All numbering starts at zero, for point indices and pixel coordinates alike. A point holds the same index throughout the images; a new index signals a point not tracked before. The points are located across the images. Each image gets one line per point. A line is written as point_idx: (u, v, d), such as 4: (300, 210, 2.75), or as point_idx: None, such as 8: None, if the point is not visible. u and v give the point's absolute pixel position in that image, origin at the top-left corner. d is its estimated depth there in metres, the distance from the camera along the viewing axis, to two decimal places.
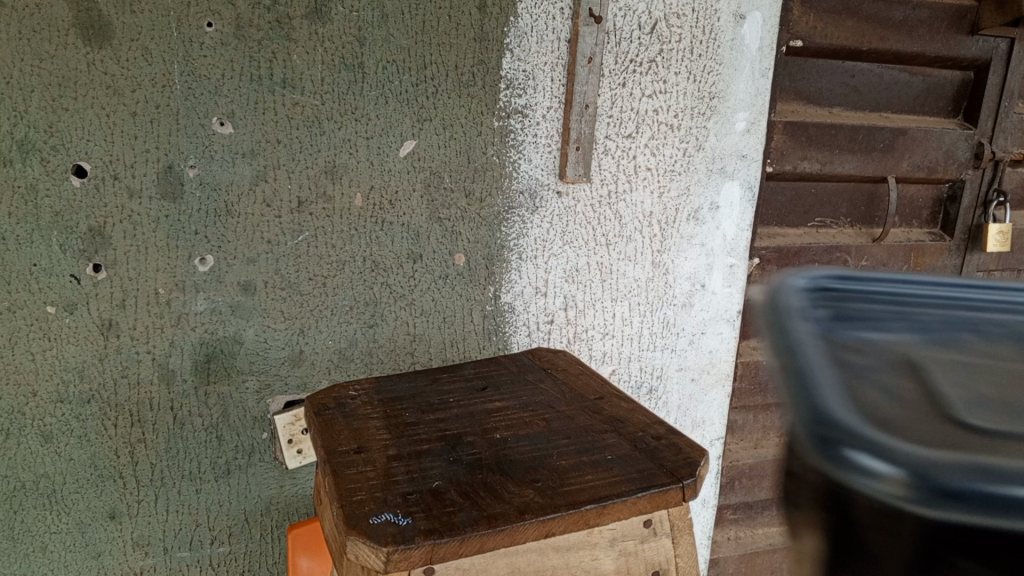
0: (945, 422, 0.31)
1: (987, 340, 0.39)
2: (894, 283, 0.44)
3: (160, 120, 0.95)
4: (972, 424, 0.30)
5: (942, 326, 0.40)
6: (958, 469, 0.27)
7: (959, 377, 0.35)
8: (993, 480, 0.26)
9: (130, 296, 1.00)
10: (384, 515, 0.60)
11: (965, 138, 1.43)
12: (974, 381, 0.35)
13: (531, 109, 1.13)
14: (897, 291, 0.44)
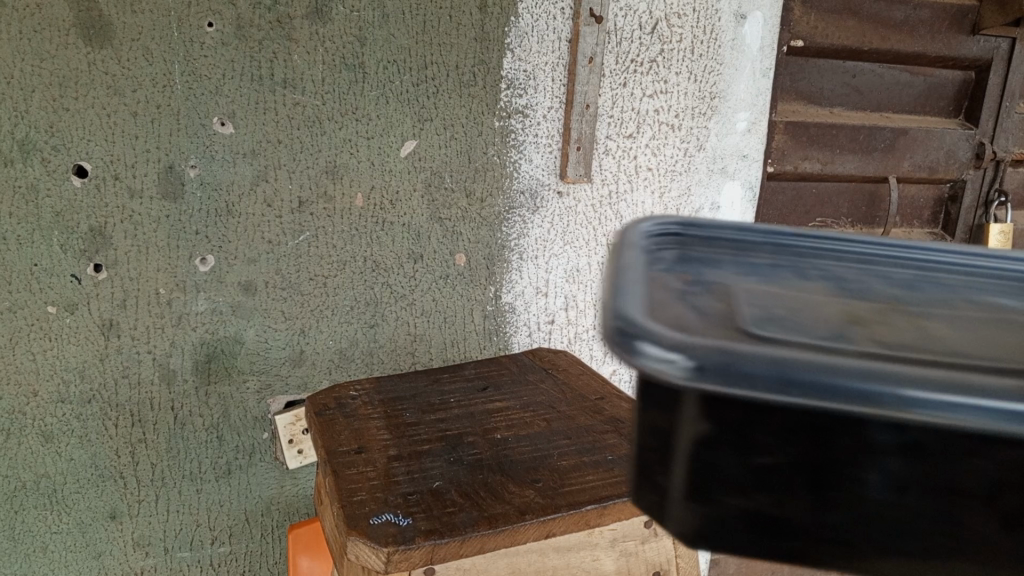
0: (718, 321, 0.29)
1: (813, 280, 0.37)
2: (735, 231, 0.42)
3: (161, 120, 0.95)
4: (752, 322, 0.29)
5: (775, 269, 0.38)
6: (699, 350, 0.25)
7: (757, 295, 0.33)
8: (734, 367, 0.24)
9: (131, 296, 1.00)
10: (384, 515, 0.60)
11: (966, 138, 1.43)
12: (773, 299, 0.33)
13: (531, 109, 1.13)
14: (736, 238, 0.42)
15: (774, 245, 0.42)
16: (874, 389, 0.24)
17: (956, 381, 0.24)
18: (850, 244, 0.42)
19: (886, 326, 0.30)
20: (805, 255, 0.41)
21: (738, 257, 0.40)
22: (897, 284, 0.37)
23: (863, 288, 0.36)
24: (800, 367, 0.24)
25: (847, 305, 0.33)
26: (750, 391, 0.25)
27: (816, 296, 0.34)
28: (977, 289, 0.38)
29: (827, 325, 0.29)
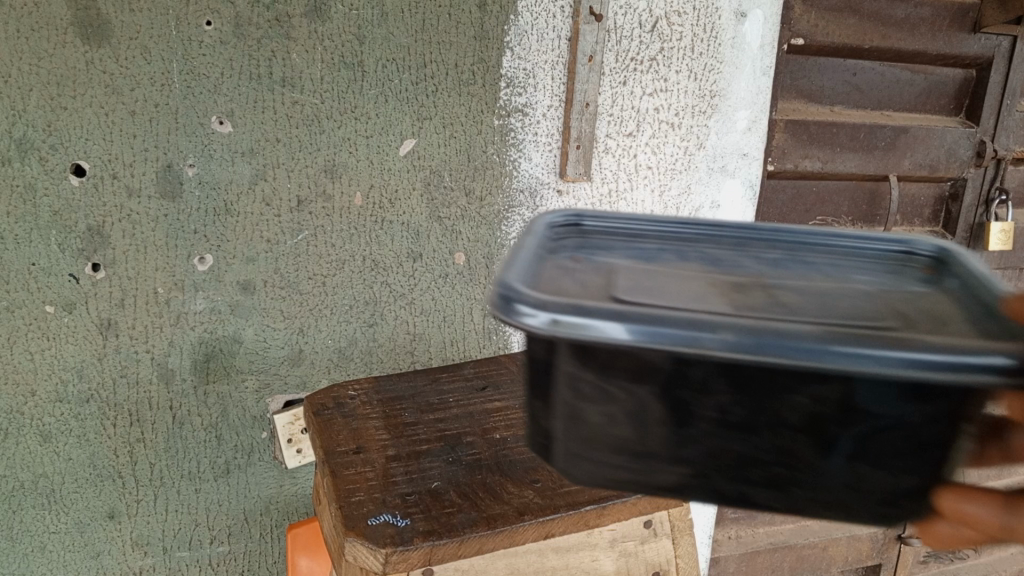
0: (595, 289, 0.44)
1: (682, 260, 0.52)
2: (633, 228, 0.59)
3: (158, 119, 0.95)
4: (618, 289, 0.44)
5: (656, 254, 0.54)
6: (569, 309, 0.39)
7: (643, 272, 0.49)
8: (585, 319, 0.38)
9: (129, 296, 1.00)
10: (382, 516, 0.60)
11: (967, 136, 1.42)
12: (655, 275, 0.48)
13: (531, 107, 1.13)
14: (633, 233, 0.59)
15: (663, 236, 0.58)
16: (684, 332, 0.37)
17: (740, 326, 0.37)
18: (724, 227, 0.58)
19: (726, 290, 0.45)
20: (694, 244, 0.57)
21: (640, 249, 0.55)
22: (757, 262, 0.53)
23: (728, 266, 0.51)
24: (635, 318, 0.38)
25: (708, 278, 0.47)
26: (601, 335, 0.38)
27: (686, 272, 0.49)
28: (819, 263, 0.53)
29: (679, 290, 0.44)
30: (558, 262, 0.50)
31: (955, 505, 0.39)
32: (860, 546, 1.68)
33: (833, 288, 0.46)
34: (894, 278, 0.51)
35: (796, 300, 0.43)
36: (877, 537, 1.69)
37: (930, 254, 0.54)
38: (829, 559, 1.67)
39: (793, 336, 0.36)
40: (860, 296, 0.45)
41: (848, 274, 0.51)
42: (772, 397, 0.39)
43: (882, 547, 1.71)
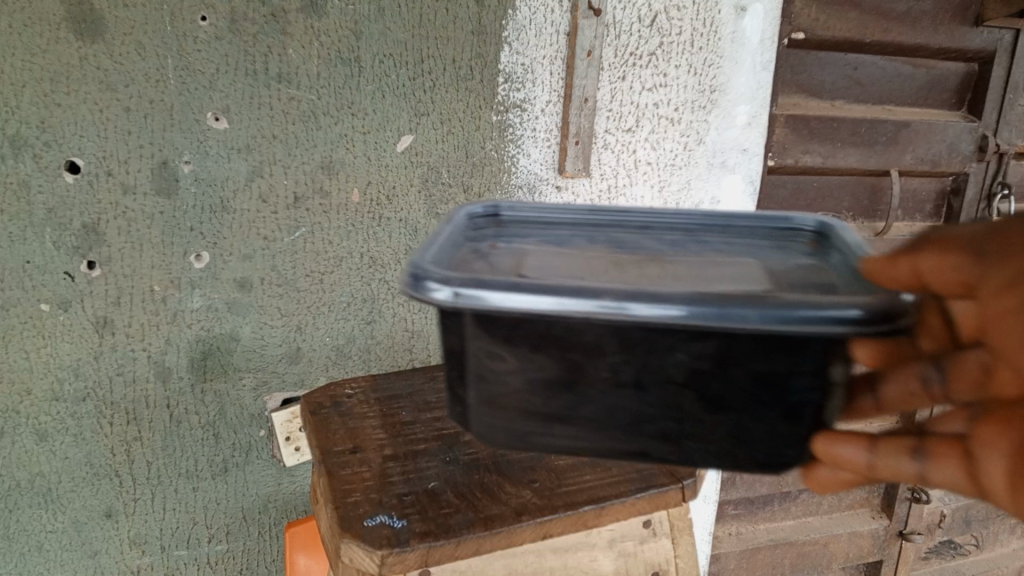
0: (504, 269, 0.55)
1: (588, 244, 0.65)
2: (549, 219, 0.71)
3: (154, 115, 0.94)
4: (523, 268, 0.55)
5: (567, 240, 0.66)
6: (471, 283, 0.48)
7: (558, 252, 0.61)
8: (484, 289, 0.48)
9: (125, 294, 0.99)
10: (379, 517, 0.59)
11: (969, 130, 1.41)
12: (567, 255, 0.60)
13: (529, 103, 1.12)
14: (548, 222, 0.71)
15: (575, 225, 0.70)
16: (572, 297, 0.47)
17: (619, 292, 0.47)
18: (628, 216, 0.71)
19: (621, 265, 0.57)
20: (604, 229, 0.70)
21: (554, 237, 0.67)
22: (659, 243, 0.66)
23: (631, 247, 0.64)
24: (530, 289, 0.48)
25: (610, 257, 0.60)
26: (497, 300, 0.48)
27: (594, 253, 0.61)
28: (712, 243, 0.67)
29: (581, 267, 0.57)
30: (484, 248, 0.62)
31: (829, 448, 0.46)
32: (860, 542, 1.67)
33: (711, 262, 0.59)
34: (772, 251, 0.63)
35: (675, 271, 0.56)
36: (878, 534, 1.68)
37: (811, 227, 0.67)
38: (829, 555, 1.66)
39: (663, 300, 0.46)
40: (733, 267, 0.57)
41: (734, 250, 0.63)
42: (656, 357, 0.48)
43: (883, 543, 1.70)
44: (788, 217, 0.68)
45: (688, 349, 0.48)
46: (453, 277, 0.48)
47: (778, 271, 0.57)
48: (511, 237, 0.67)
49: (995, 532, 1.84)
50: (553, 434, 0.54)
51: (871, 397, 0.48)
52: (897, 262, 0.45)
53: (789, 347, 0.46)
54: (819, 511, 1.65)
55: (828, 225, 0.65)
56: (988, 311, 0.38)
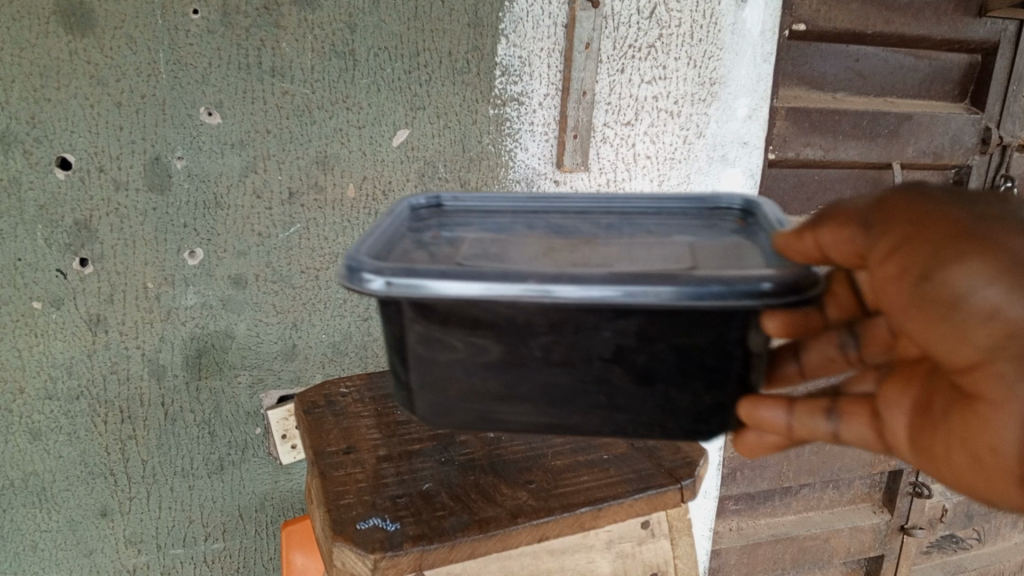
0: (440, 259, 0.57)
1: (527, 229, 0.66)
2: (491, 203, 0.72)
3: (145, 110, 0.93)
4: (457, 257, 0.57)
5: (507, 225, 0.68)
6: (402, 273, 0.49)
7: (490, 241, 0.62)
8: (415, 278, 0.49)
9: (118, 291, 0.98)
10: (371, 520, 0.58)
11: (971, 122, 1.40)
12: (498, 243, 0.61)
13: (527, 96, 1.10)
14: (492, 207, 0.72)
15: (517, 207, 0.72)
16: (498, 282, 0.48)
17: (541, 275, 0.47)
18: (569, 198, 0.71)
19: (549, 251, 0.59)
20: (545, 213, 0.71)
21: (495, 223, 0.69)
22: (594, 227, 0.67)
23: (567, 232, 0.65)
24: (459, 276, 0.49)
25: (540, 243, 0.61)
26: (429, 288, 0.49)
27: (524, 239, 0.63)
28: (646, 224, 0.68)
29: (509, 253, 0.58)
30: (419, 240, 0.64)
31: (750, 410, 0.50)
32: (862, 537, 1.67)
33: (642, 244, 0.60)
34: (703, 231, 0.64)
35: (601, 255, 0.57)
36: (880, 528, 1.67)
37: (740, 206, 0.68)
38: (831, 550, 1.66)
39: (582, 281, 0.47)
40: (661, 249, 0.58)
41: (667, 232, 0.64)
42: (585, 335, 0.50)
43: (885, 537, 1.69)
44: (719, 196, 0.69)
45: (613, 326, 0.49)
46: (385, 268, 0.49)
47: (704, 249, 0.58)
48: (451, 226, 0.68)
49: (997, 525, 1.84)
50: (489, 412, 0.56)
51: (793, 363, 0.57)
52: (801, 237, 0.49)
53: (707, 319, 0.48)
54: (821, 506, 1.64)
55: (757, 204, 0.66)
56: (879, 276, 0.45)
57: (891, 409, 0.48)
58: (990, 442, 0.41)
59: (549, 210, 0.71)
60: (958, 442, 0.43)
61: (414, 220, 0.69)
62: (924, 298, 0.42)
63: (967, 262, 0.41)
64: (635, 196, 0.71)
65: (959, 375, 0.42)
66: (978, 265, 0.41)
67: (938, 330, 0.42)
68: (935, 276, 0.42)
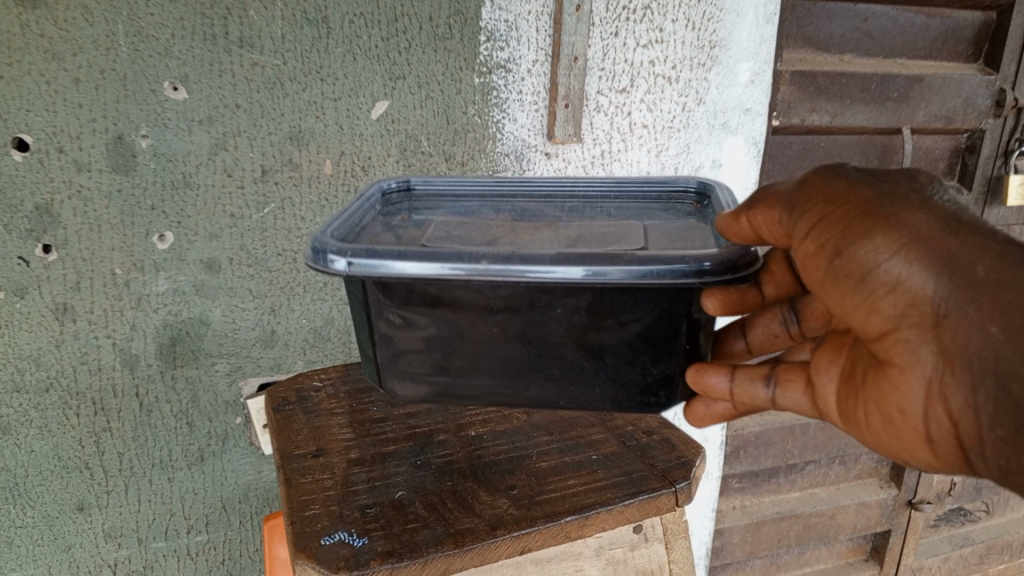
0: (407, 241, 0.62)
1: (494, 213, 0.71)
2: (459, 186, 0.77)
3: (105, 86, 0.87)
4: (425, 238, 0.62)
5: (474, 210, 0.73)
6: (364, 254, 0.53)
7: (461, 223, 0.67)
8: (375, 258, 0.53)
9: (85, 278, 0.93)
10: (338, 535, 0.54)
11: (985, 84, 1.33)
12: (467, 224, 0.66)
13: (514, 63, 1.04)
14: (461, 189, 0.77)
15: (485, 189, 0.77)
16: (453, 261, 0.52)
17: (495, 255, 0.52)
18: (531, 182, 0.77)
19: (513, 231, 0.64)
20: (511, 197, 0.76)
21: (462, 207, 0.74)
22: (558, 211, 0.72)
23: (531, 215, 0.70)
24: (415, 257, 0.53)
25: (503, 224, 0.66)
26: (388, 267, 0.53)
27: (492, 221, 0.68)
28: (608, 209, 0.73)
29: (476, 233, 0.63)
30: (389, 223, 0.69)
31: (696, 377, 0.55)
32: (869, 513, 1.63)
33: (599, 225, 0.64)
34: (659, 214, 0.69)
35: (559, 235, 0.61)
36: (887, 504, 1.63)
37: (695, 187, 0.73)
38: (837, 527, 1.62)
39: (532, 259, 0.51)
40: (616, 228, 0.63)
41: (624, 215, 0.69)
42: (538, 312, 0.55)
43: (892, 513, 1.65)
44: (674, 179, 0.74)
45: (566, 304, 0.54)
46: (347, 249, 0.53)
47: (656, 231, 0.62)
48: (422, 210, 0.74)
49: (1005, 498, 1.80)
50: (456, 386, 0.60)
51: (740, 340, 0.63)
52: (738, 219, 0.54)
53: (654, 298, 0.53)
54: (826, 482, 1.60)
55: (711, 188, 0.71)
56: (806, 251, 0.49)
57: (822, 375, 0.52)
58: (898, 402, 0.46)
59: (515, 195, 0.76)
60: (873, 401, 0.48)
61: (385, 204, 0.75)
62: (838, 272, 0.46)
63: (872, 240, 0.44)
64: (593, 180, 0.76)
65: (875, 343, 0.46)
66: (882, 241, 0.44)
67: (853, 300, 0.46)
68: (845, 252, 0.46)
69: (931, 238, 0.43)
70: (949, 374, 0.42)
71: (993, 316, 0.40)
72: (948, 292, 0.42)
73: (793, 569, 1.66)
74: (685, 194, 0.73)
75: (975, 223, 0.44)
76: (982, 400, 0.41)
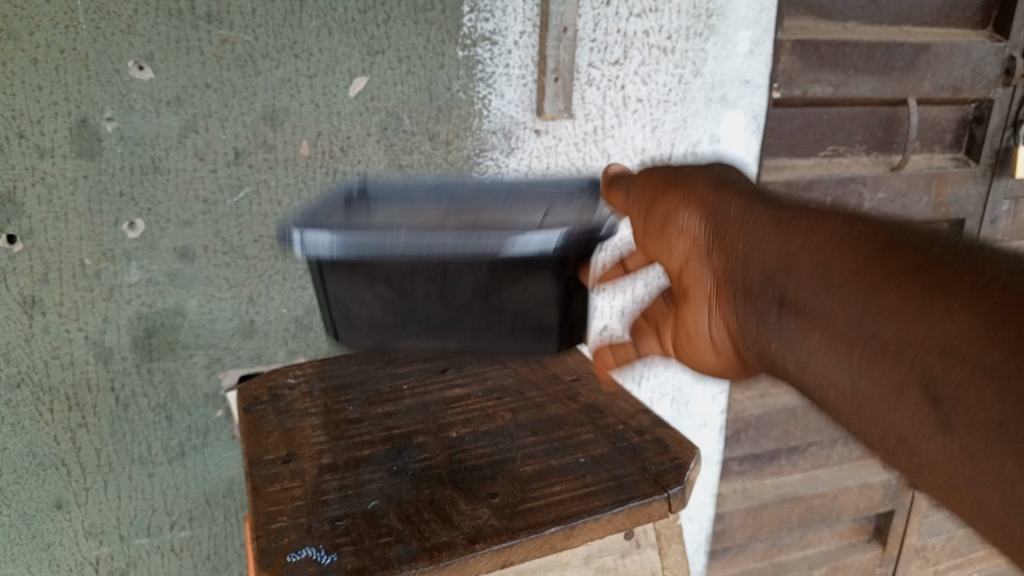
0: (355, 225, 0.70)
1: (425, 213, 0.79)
2: (409, 186, 0.85)
3: (66, 67, 0.82)
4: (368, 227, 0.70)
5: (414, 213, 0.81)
6: (317, 231, 0.63)
7: (406, 215, 0.77)
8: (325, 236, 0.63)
9: (53, 269, 0.89)
10: (304, 551, 0.50)
11: (994, 51, 1.27)
12: (410, 216, 0.77)
13: (500, 35, 0.98)
14: (407, 188, 0.85)
15: (422, 193, 0.84)
16: (382, 240, 0.63)
17: (413, 235, 0.63)
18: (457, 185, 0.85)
19: (447, 218, 0.76)
20: (443, 195, 0.84)
21: (405, 208, 0.81)
22: (477, 203, 0.83)
23: (458, 205, 0.82)
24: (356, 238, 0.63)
25: (439, 213, 0.78)
26: (334, 245, 0.63)
27: (427, 213, 0.78)
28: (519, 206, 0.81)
29: (418, 222, 0.73)
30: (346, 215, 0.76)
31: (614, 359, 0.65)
32: (872, 493, 1.60)
33: (508, 218, 0.75)
34: (557, 205, 0.80)
35: (482, 225, 0.74)
36: (889, 483, 1.60)
37: (585, 188, 0.84)
38: (840, 508, 1.59)
39: (437, 240, 0.63)
40: (526, 222, 0.73)
41: (529, 208, 0.79)
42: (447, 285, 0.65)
43: (895, 493, 1.62)
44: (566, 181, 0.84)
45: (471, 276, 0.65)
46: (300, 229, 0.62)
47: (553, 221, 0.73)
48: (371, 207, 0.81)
49: None
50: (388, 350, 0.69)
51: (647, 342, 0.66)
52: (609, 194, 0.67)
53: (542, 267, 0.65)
54: (828, 463, 1.56)
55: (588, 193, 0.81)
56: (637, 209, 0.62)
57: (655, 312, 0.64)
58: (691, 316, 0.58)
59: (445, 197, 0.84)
60: (680, 323, 0.59)
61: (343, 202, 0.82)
62: (656, 217, 0.59)
63: (675, 195, 0.58)
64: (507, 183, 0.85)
65: (679, 274, 0.58)
66: (681, 195, 0.58)
67: (664, 239, 0.58)
68: (659, 203, 0.59)
69: (710, 191, 0.57)
70: (721, 286, 0.54)
71: (742, 234, 0.53)
72: (714, 227, 0.55)
73: (795, 551, 1.63)
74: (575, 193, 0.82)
75: (751, 191, 0.57)
76: (740, 306, 0.53)
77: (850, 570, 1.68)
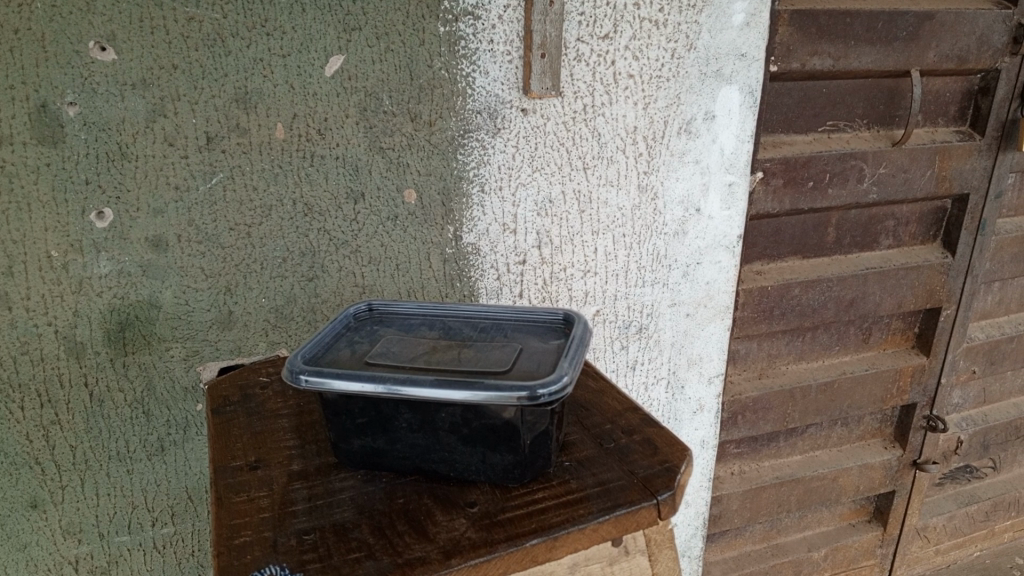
0: (355, 356, 0.58)
1: (420, 333, 0.64)
2: None
3: (22, 48, 0.78)
4: (366, 356, 0.58)
5: (417, 324, 0.67)
6: (315, 372, 0.53)
7: (398, 339, 0.62)
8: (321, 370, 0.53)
9: (18, 262, 0.85)
10: (267, 570, 0.47)
11: (1002, 19, 1.22)
12: (402, 341, 0.61)
13: (483, 9, 0.93)
14: None
15: (427, 305, 0.69)
16: (365, 377, 0.51)
17: (400, 377, 0.51)
18: (465, 308, 0.68)
19: (437, 348, 0.59)
20: (448, 311, 0.68)
21: (408, 324, 0.67)
22: (475, 329, 0.65)
23: (456, 334, 0.64)
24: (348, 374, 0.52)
25: (433, 341, 0.61)
26: (323, 379, 0.52)
27: (423, 338, 0.62)
28: (512, 329, 0.65)
29: (411, 352, 0.58)
30: (350, 338, 0.63)
31: None
32: (872, 475, 1.57)
33: (499, 349, 0.59)
34: (547, 337, 0.62)
35: (476, 357, 0.57)
36: (891, 464, 1.58)
37: (562, 319, 0.65)
38: (840, 490, 1.56)
39: (415, 383, 0.51)
40: (516, 355, 0.58)
41: (518, 337, 0.62)
42: (426, 410, 0.52)
43: (897, 474, 1.59)
44: (540, 312, 0.66)
45: (450, 412, 0.52)
46: (300, 368, 0.53)
47: (543, 354, 0.58)
48: (374, 325, 0.67)
49: (1015, 453, 1.74)
50: (349, 454, 0.57)
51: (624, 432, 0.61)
52: None
53: (527, 426, 0.52)
54: (828, 445, 1.53)
55: (576, 318, 0.63)
56: None
57: None
58: None
59: (453, 316, 0.68)
60: None
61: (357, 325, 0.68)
62: None
63: None
64: (509, 306, 0.68)
65: None
66: None
67: None
68: None
69: None
70: None
71: None
72: None
73: (794, 534, 1.61)
74: (552, 325, 0.65)
75: None
76: None
77: (850, 553, 1.66)
